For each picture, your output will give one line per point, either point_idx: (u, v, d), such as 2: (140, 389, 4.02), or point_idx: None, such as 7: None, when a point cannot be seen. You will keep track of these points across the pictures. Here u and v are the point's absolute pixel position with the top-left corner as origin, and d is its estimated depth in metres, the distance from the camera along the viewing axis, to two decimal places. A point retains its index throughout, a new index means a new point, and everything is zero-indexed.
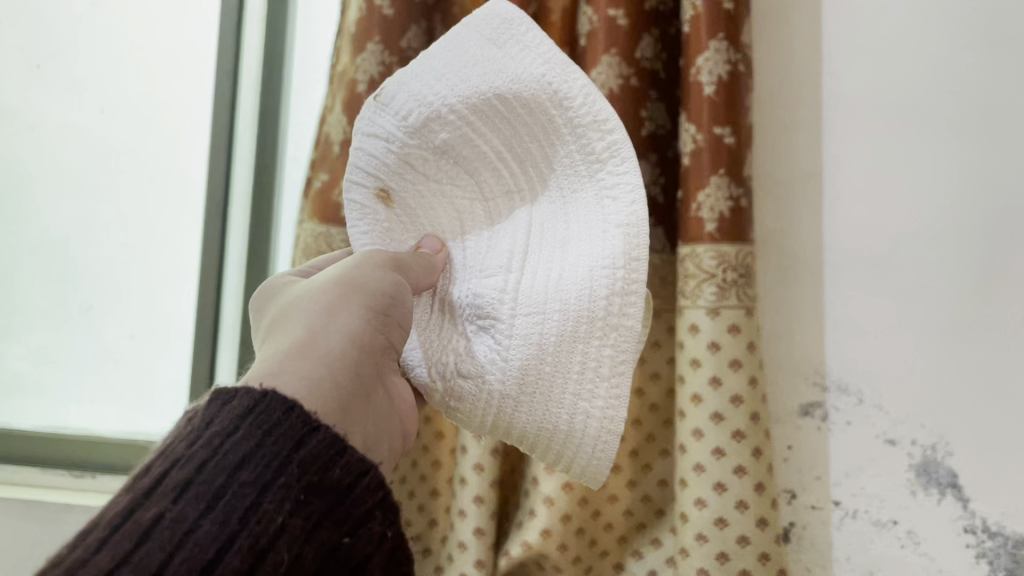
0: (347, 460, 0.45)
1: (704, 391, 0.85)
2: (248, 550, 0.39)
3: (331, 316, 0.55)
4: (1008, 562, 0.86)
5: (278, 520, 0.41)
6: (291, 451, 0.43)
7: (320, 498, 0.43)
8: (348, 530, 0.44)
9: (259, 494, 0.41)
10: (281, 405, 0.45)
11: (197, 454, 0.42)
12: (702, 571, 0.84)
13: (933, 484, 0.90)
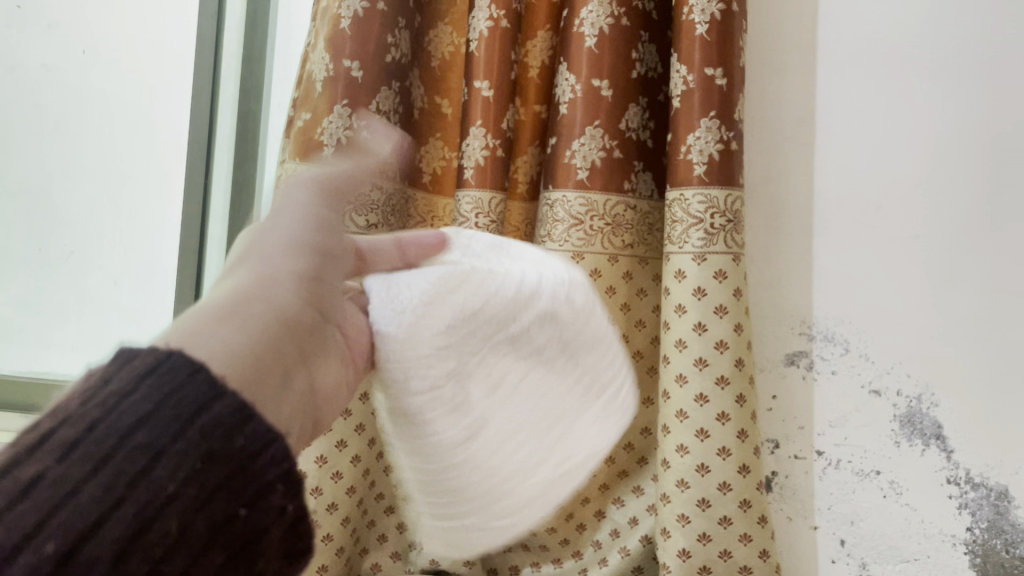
0: (254, 429, 0.38)
1: (689, 337, 0.85)
2: (133, 517, 0.33)
3: (264, 279, 0.48)
4: (990, 513, 0.86)
5: (170, 490, 0.34)
6: (193, 413, 0.36)
7: (218, 466, 0.36)
8: (246, 502, 0.37)
9: (152, 460, 0.34)
10: (186, 367, 0.38)
11: (89, 411, 0.35)
12: (682, 516, 0.85)
13: (917, 434, 0.89)
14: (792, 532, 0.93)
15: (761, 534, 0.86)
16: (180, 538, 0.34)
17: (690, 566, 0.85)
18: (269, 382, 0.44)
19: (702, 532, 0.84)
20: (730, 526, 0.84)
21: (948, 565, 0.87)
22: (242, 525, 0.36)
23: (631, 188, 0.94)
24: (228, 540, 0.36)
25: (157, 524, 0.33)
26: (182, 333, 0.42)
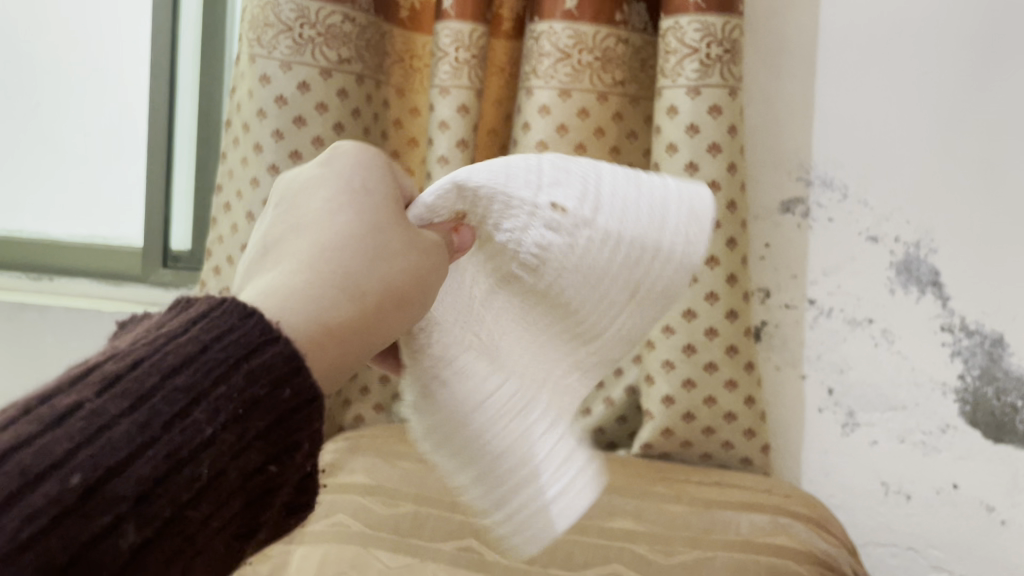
0: (299, 380, 0.36)
1: (679, 178, 0.80)
2: (163, 453, 0.31)
3: (392, 268, 0.43)
4: (983, 361, 0.84)
5: (207, 432, 0.32)
6: (242, 357, 0.34)
7: (260, 415, 0.34)
8: (275, 453, 0.35)
9: (191, 402, 0.32)
10: (242, 311, 0.36)
11: (137, 350, 0.34)
12: (667, 363, 0.82)
13: (913, 282, 0.86)
14: (780, 381, 0.91)
15: (747, 381, 0.84)
16: (213, 480, 0.32)
17: (673, 414, 0.83)
18: (340, 375, 0.41)
19: (686, 378, 0.82)
20: (716, 373, 0.82)
21: (936, 412, 0.85)
22: (268, 475, 0.35)
23: (622, 20, 0.87)
24: (253, 486, 0.35)
25: (189, 464, 0.31)
26: (296, 303, 0.39)
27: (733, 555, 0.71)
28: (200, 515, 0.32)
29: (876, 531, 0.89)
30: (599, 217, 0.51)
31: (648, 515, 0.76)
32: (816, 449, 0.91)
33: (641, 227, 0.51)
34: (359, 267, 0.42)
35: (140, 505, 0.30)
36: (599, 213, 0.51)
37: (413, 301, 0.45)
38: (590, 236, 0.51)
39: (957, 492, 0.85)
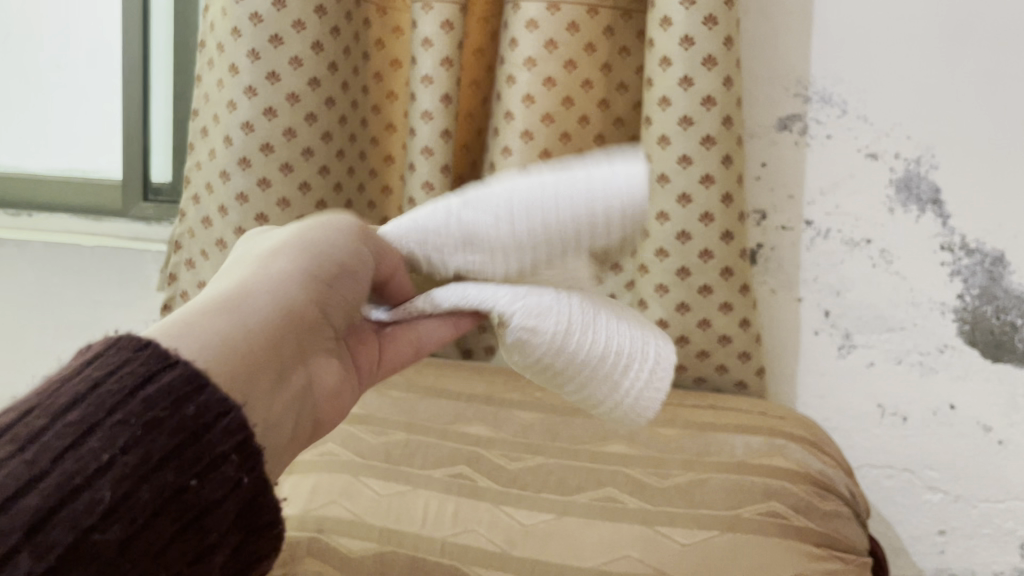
0: (203, 396, 0.36)
1: (674, 94, 0.76)
2: (56, 480, 0.31)
3: (277, 286, 0.46)
4: (983, 280, 0.82)
5: (105, 460, 0.32)
6: (137, 386, 0.35)
7: (164, 436, 0.34)
8: (197, 467, 0.35)
9: (85, 436, 0.33)
10: (134, 344, 0.37)
11: (33, 398, 0.34)
12: (661, 287, 0.81)
13: (913, 201, 0.83)
14: (777, 305, 0.89)
15: (742, 304, 0.82)
16: (119, 504, 0.32)
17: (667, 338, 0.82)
18: (258, 381, 0.42)
19: (681, 301, 0.81)
20: (710, 296, 0.80)
21: (934, 333, 0.84)
22: (192, 494, 0.35)
23: None
24: (175, 510, 0.34)
25: (84, 492, 0.31)
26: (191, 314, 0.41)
27: (728, 477, 0.70)
28: (116, 539, 0.31)
29: (872, 453, 0.88)
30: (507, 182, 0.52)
31: (643, 439, 0.76)
32: (812, 373, 0.89)
33: (540, 188, 0.47)
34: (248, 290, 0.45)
35: (37, 528, 0.30)
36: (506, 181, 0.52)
37: (317, 303, 0.48)
38: (474, 200, 0.50)
39: (954, 414, 0.84)
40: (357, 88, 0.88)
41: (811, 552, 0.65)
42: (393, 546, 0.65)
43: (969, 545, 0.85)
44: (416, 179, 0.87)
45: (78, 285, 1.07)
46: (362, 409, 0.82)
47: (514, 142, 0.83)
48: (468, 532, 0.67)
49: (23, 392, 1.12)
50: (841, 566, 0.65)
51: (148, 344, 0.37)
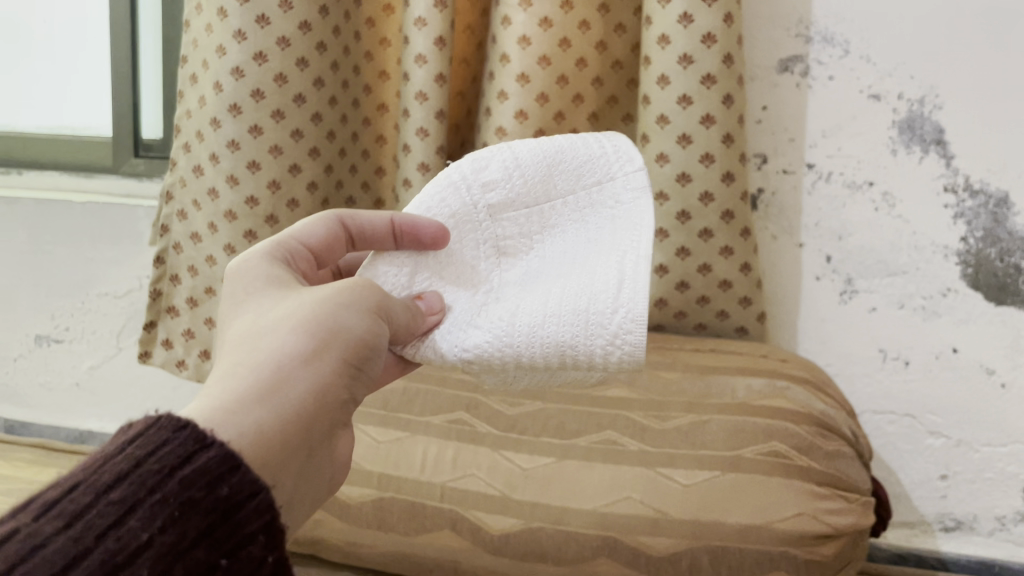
0: (240, 477, 0.33)
1: (673, 31, 0.74)
2: (95, 560, 0.29)
3: (305, 358, 0.41)
4: (986, 223, 0.81)
5: (144, 538, 0.30)
6: (175, 466, 0.32)
7: (199, 515, 0.32)
8: (227, 549, 0.32)
9: (126, 513, 0.31)
10: (174, 424, 0.34)
11: (76, 474, 0.32)
12: (661, 231, 0.80)
13: (916, 142, 0.82)
14: (778, 251, 0.88)
15: (743, 248, 0.80)
16: None
17: (667, 284, 0.81)
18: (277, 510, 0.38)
19: (681, 246, 0.79)
20: (710, 240, 0.79)
21: (937, 276, 0.83)
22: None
23: None
24: None
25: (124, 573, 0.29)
26: (222, 405, 0.38)
27: (729, 418, 0.70)
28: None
29: (874, 399, 0.87)
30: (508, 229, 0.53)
31: (643, 383, 0.75)
32: (813, 319, 0.88)
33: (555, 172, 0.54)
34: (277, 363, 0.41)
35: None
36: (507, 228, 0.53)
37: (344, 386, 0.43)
38: (503, 170, 0.53)
39: (956, 357, 0.83)
40: (349, 32, 0.86)
41: (813, 491, 0.65)
42: (391, 492, 0.71)
43: (971, 490, 0.85)
44: (410, 125, 0.85)
45: (70, 241, 1.06)
46: None
47: (511, 85, 0.79)
48: (469, 476, 0.70)
49: (18, 351, 1.11)
50: (843, 505, 0.66)
51: (188, 424, 0.34)
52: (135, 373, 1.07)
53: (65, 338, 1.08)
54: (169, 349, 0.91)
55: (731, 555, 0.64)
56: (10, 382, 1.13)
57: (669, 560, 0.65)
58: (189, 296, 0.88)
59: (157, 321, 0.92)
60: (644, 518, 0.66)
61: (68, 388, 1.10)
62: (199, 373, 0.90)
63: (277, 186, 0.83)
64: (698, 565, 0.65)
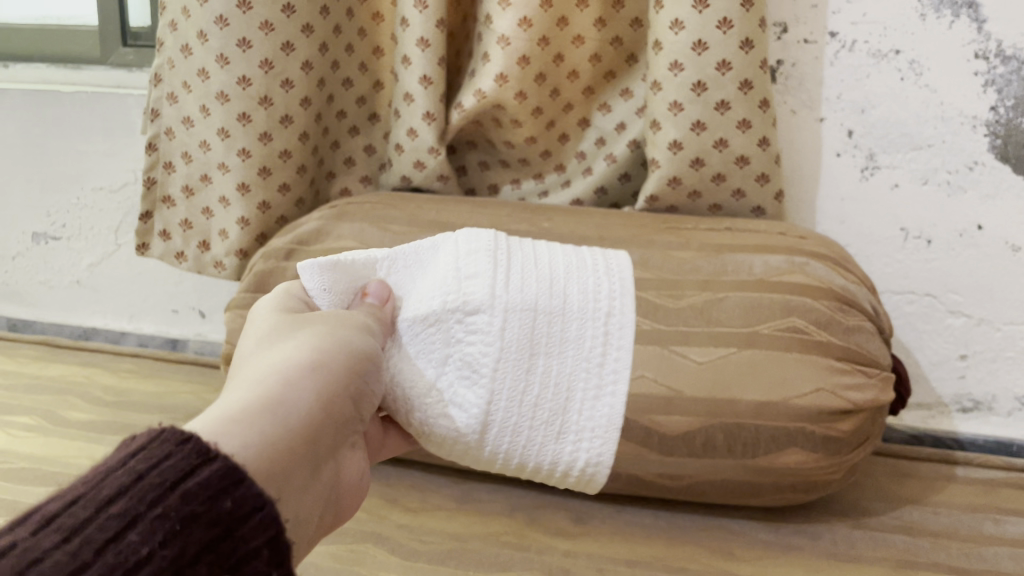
0: (247, 491, 0.31)
1: None
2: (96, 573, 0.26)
3: (308, 370, 0.41)
4: (1018, 91, 0.76)
5: (144, 555, 0.27)
6: (176, 479, 0.30)
7: (200, 528, 0.29)
8: (231, 562, 0.29)
9: (127, 528, 0.28)
10: (179, 436, 0.32)
11: (77, 487, 0.29)
12: (675, 105, 0.75)
13: (947, 5, 0.76)
14: (797, 126, 0.84)
15: (762, 121, 0.76)
16: None
17: (682, 160, 0.77)
18: (292, 481, 0.37)
19: (696, 119, 0.75)
20: (727, 113, 0.75)
21: (964, 149, 0.79)
22: None
23: None
24: None
25: None
26: (228, 413, 0.36)
27: (746, 295, 0.67)
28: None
29: (893, 279, 0.84)
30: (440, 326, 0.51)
31: (656, 262, 0.71)
32: (832, 197, 0.84)
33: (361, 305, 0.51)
34: (273, 380, 0.40)
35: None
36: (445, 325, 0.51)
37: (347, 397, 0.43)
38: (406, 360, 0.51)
39: (980, 235, 0.80)
40: None
41: (831, 367, 0.64)
42: None
43: (991, 369, 0.83)
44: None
45: (61, 134, 1.02)
46: (361, 245, 0.77)
47: None
48: None
49: (15, 249, 1.09)
50: (862, 380, 0.64)
51: (191, 437, 0.32)
52: (136, 270, 1.05)
53: (64, 236, 1.06)
54: (167, 240, 0.89)
55: (747, 431, 0.64)
56: (9, 280, 1.11)
57: (683, 437, 0.65)
58: (185, 183, 0.86)
59: (152, 212, 0.89)
60: (658, 398, 0.65)
61: (69, 287, 1.08)
62: (199, 265, 0.89)
63: (270, 65, 0.79)
64: (713, 442, 0.65)
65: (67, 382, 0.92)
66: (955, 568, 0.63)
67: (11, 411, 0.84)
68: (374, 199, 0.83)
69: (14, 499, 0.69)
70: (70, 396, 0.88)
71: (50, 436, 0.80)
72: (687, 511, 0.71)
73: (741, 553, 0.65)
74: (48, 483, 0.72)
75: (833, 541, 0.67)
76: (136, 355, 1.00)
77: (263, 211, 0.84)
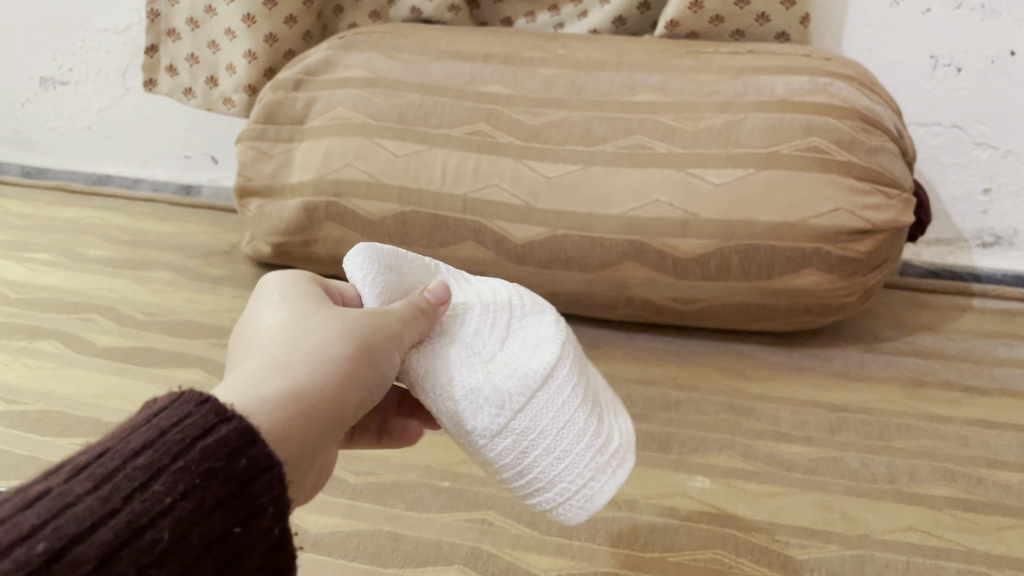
0: (264, 450, 0.24)
1: None
2: (118, 528, 0.20)
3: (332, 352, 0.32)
4: None
5: (166, 516, 0.21)
6: (196, 437, 0.23)
7: (217, 484, 0.22)
8: (244, 515, 0.23)
9: (150, 481, 0.22)
10: (198, 397, 0.24)
11: (98, 442, 0.23)
12: None
13: None
14: None
15: None
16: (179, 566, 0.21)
17: None
18: (310, 457, 0.29)
19: None
20: None
21: None
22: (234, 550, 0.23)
23: None
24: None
25: (142, 541, 0.20)
26: (247, 392, 0.28)
27: (767, 116, 0.64)
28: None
29: (919, 110, 0.82)
30: (573, 445, 0.38)
31: (675, 86, 0.68)
32: (860, 25, 0.81)
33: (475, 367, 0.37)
34: (288, 359, 0.30)
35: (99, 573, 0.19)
36: (559, 439, 0.38)
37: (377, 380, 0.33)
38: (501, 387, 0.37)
39: (1013, 62, 0.77)
40: None
41: (852, 187, 0.62)
42: (413, 206, 0.70)
43: (1015, 203, 0.82)
44: None
45: None
46: (369, 74, 0.74)
47: None
48: (492, 188, 0.68)
49: (24, 95, 1.08)
50: (883, 202, 0.63)
51: (210, 397, 0.24)
52: (146, 115, 1.04)
53: (72, 82, 1.04)
54: (175, 75, 0.88)
55: (762, 253, 0.63)
56: (21, 128, 1.10)
57: (698, 261, 0.65)
58: (189, 16, 0.84)
59: (158, 45, 0.87)
60: (673, 221, 0.64)
61: (81, 133, 1.08)
62: (209, 101, 0.88)
63: None
64: (728, 264, 0.64)
65: (84, 222, 0.92)
66: (966, 387, 0.64)
67: (32, 248, 0.86)
68: (385, 31, 0.80)
69: (38, 325, 0.71)
70: (88, 235, 0.89)
71: (70, 270, 0.81)
72: (700, 337, 0.72)
73: (753, 374, 0.66)
74: (71, 311, 0.73)
75: (845, 363, 0.67)
76: (152, 199, 1.00)
77: (270, 44, 0.82)
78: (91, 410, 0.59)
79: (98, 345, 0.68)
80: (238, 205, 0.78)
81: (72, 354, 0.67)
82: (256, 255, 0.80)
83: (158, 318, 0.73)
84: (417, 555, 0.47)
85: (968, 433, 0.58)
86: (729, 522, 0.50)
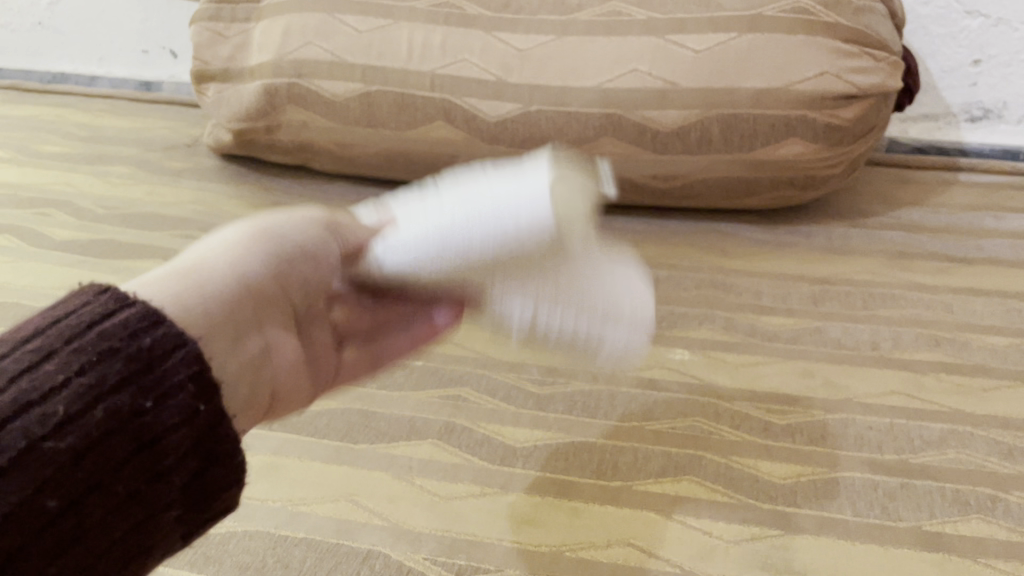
0: (169, 328, 0.23)
1: None
2: (3, 404, 0.19)
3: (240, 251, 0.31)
4: None
5: (58, 395, 0.20)
6: (94, 320, 0.22)
7: (118, 364, 0.21)
8: (158, 393, 0.22)
9: (39, 365, 0.21)
10: (99, 290, 0.23)
11: None
12: None
13: None
14: None
15: None
16: (76, 434, 0.20)
17: None
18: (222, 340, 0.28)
19: None
20: None
21: None
22: (151, 430, 0.21)
23: None
24: (139, 457, 0.21)
25: (33, 416, 0.20)
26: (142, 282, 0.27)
27: None
28: (78, 452, 0.20)
29: None
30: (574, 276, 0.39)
31: None
32: None
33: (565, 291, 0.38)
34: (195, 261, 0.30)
35: None
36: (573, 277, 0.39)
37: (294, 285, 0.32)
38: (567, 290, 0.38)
39: None
40: None
41: (838, 49, 0.59)
42: (379, 86, 0.67)
43: (1004, 75, 0.79)
44: None
45: None
46: None
47: None
48: (461, 63, 0.65)
49: None
50: (872, 65, 0.60)
51: (108, 287, 0.23)
52: (97, 6, 0.98)
53: None
54: None
55: (745, 122, 0.61)
56: None
57: (678, 133, 0.62)
58: None
59: None
60: (652, 92, 0.61)
61: (32, 30, 1.03)
62: None
63: None
64: (709, 135, 0.62)
65: (38, 120, 0.88)
66: (951, 257, 0.62)
67: None
68: None
69: None
70: (43, 132, 0.85)
71: (24, 167, 0.77)
72: (681, 217, 0.70)
73: (735, 251, 0.64)
74: (25, 207, 0.70)
75: (829, 239, 0.65)
76: (109, 95, 0.95)
77: None
78: (47, 302, 0.57)
79: (54, 239, 0.65)
80: (195, 91, 0.75)
81: (26, 248, 0.64)
82: (219, 146, 0.77)
83: (117, 211, 0.70)
84: (389, 432, 0.46)
85: (954, 300, 0.57)
86: (709, 392, 0.48)
